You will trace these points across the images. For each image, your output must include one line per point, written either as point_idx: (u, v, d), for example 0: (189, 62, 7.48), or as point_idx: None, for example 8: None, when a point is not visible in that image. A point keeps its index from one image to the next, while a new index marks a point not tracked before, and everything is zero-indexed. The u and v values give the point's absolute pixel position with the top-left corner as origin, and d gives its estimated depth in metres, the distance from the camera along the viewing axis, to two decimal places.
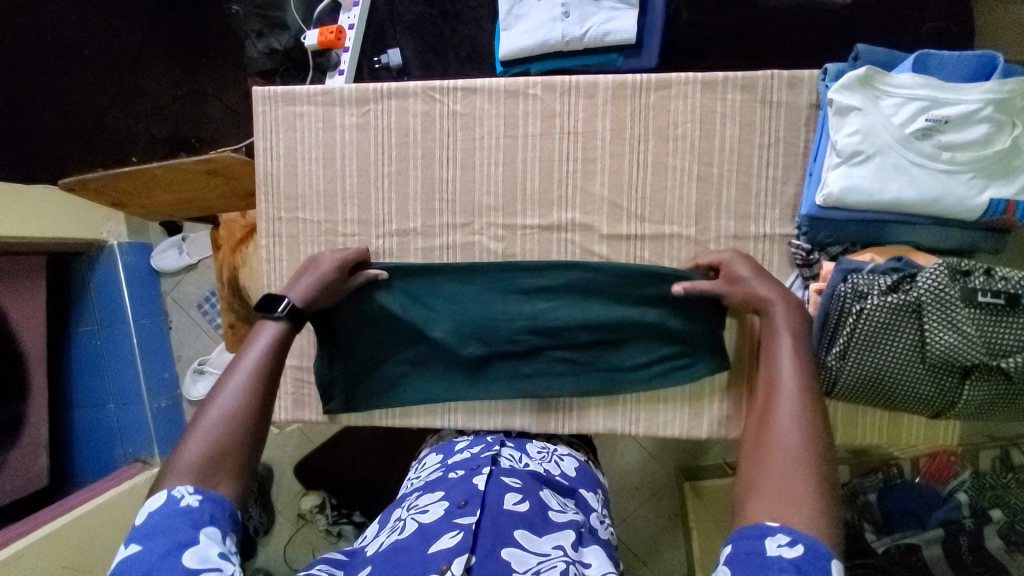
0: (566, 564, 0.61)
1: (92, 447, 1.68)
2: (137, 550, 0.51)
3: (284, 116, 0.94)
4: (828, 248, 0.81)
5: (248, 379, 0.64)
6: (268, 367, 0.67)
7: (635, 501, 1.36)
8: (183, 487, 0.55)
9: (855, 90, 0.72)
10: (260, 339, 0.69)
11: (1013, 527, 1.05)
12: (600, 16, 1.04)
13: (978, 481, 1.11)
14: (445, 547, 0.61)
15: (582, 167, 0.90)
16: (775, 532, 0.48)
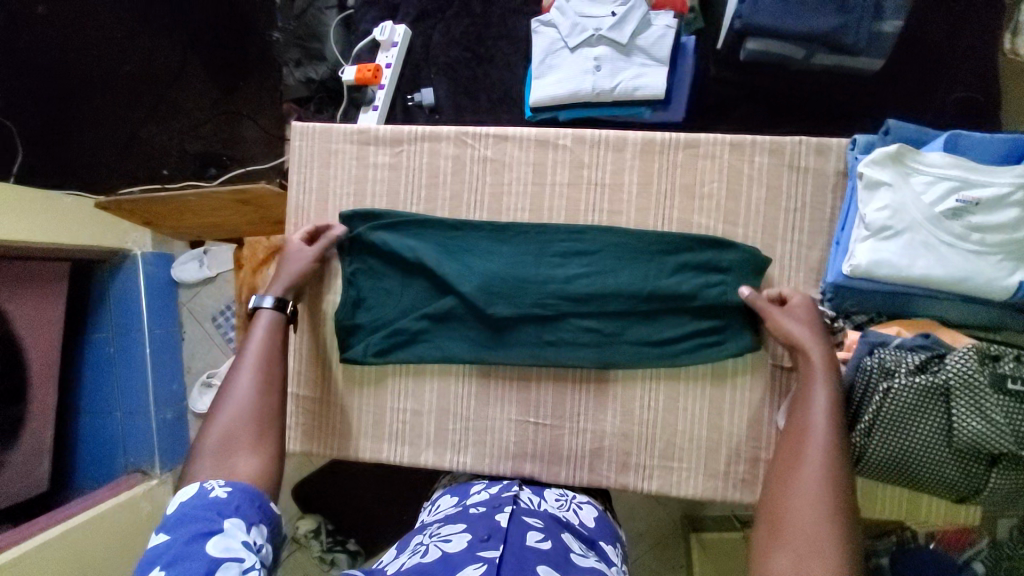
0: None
1: (93, 456, 1.69)
2: (167, 536, 0.61)
3: (319, 151, 0.96)
4: (853, 317, 0.80)
5: (257, 369, 0.78)
6: (263, 357, 0.80)
7: (639, 553, 1.32)
8: (214, 480, 0.67)
9: (885, 166, 0.72)
10: (259, 330, 0.83)
11: None
12: (631, 70, 1.07)
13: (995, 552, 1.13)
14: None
15: (607, 219, 0.91)
16: None
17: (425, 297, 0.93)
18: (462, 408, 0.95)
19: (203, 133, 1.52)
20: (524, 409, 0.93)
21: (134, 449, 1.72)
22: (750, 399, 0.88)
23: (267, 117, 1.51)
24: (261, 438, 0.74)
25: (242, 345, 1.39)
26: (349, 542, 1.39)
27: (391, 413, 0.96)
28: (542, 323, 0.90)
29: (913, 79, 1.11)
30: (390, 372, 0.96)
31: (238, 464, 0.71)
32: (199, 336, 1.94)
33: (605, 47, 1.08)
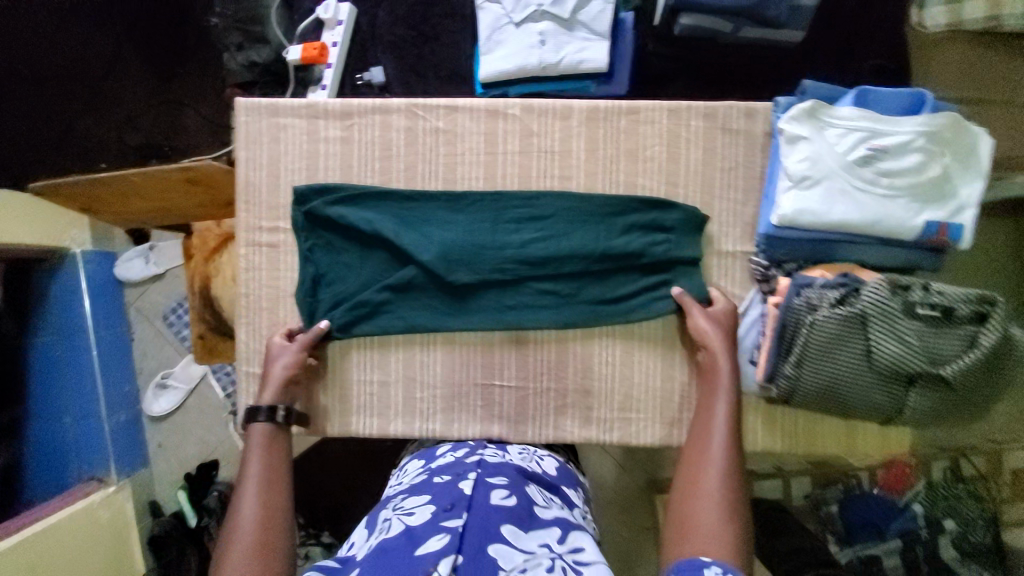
0: (552, 560, 0.67)
1: (45, 464, 1.66)
2: None
3: (267, 126, 0.95)
4: (785, 264, 0.87)
5: (262, 492, 0.76)
6: (267, 475, 0.79)
7: (610, 515, 1.38)
8: None
9: (803, 121, 0.79)
10: (256, 443, 0.81)
11: (964, 536, 1.23)
12: (574, 45, 1.11)
13: (932, 493, 1.28)
14: (431, 549, 0.64)
15: (558, 184, 0.94)
16: (710, 565, 0.61)
17: (383, 269, 0.94)
18: (426, 378, 0.96)
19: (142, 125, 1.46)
20: (488, 373, 0.96)
21: (88, 454, 1.72)
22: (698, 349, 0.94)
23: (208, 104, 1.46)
24: (272, 542, 0.71)
25: (197, 337, 1.37)
26: (321, 535, 1.35)
27: (356, 386, 0.97)
28: (499, 289, 0.93)
29: (832, 51, 1.20)
30: (354, 346, 0.96)
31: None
32: (150, 336, 1.88)
33: (549, 23, 1.11)
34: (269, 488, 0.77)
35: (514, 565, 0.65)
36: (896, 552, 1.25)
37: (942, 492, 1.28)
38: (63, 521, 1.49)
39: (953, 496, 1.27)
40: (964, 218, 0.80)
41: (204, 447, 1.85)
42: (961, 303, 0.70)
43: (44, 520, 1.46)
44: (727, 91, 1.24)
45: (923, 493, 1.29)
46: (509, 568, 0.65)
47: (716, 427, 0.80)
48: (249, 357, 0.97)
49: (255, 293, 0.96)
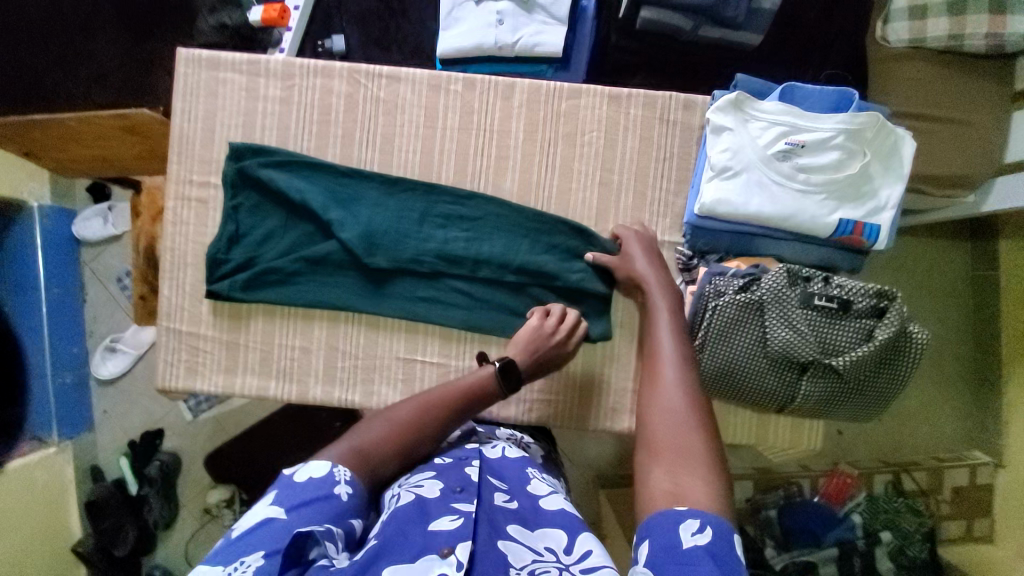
0: (560, 571, 0.60)
1: None
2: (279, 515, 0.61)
3: (206, 80, 0.94)
4: (707, 256, 0.88)
5: (423, 411, 0.78)
6: (454, 400, 0.79)
7: None
8: (343, 471, 0.67)
9: (728, 112, 0.80)
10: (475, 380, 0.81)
11: (902, 548, 1.22)
12: (532, 27, 1.10)
13: (872, 506, 1.28)
14: (445, 529, 0.62)
15: (494, 163, 0.94)
16: (686, 522, 0.53)
17: (312, 234, 0.95)
18: (349, 347, 0.96)
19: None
20: (412, 346, 0.96)
21: (31, 413, 1.73)
22: (618, 335, 0.95)
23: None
24: (389, 455, 0.74)
25: (139, 297, 1.36)
26: None
27: (279, 349, 0.96)
28: (429, 262, 0.93)
29: (791, 58, 1.22)
30: (278, 309, 0.96)
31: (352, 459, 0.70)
32: (101, 299, 1.87)
33: (508, 3, 1.10)
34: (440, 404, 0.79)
35: (523, 566, 0.61)
36: (832, 561, 1.20)
37: (882, 506, 1.29)
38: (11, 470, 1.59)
39: (893, 511, 1.28)
40: (880, 219, 0.82)
41: (149, 416, 1.88)
42: (860, 296, 0.73)
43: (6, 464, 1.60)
44: (689, 87, 1.25)
45: (864, 505, 1.28)
46: (518, 566, 0.60)
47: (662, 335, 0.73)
48: (171, 312, 0.96)
49: (181, 248, 0.95)
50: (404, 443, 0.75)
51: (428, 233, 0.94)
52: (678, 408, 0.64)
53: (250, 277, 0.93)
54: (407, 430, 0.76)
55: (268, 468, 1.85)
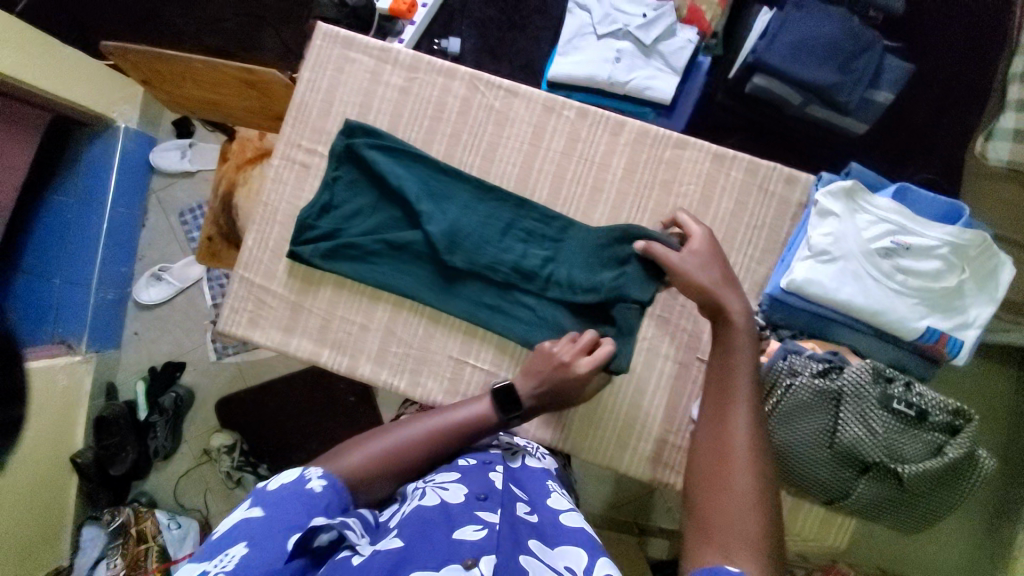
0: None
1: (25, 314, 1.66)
2: (258, 515, 0.63)
3: (337, 56, 0.99)
4: (780, 330, 0.88)
5: (422, 433, 0.81)
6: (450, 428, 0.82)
7: None
8: (311, 473, 0.70)
9: (840, 198, 0.81)
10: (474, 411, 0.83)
11: None
12: (647, 71, 1.13)
13: None
14: (468, 537, 0.62)
15: (588, 193, 0.96)
16: None
17: (399, 221, 0.98)
18: (406, 335, 0.98)
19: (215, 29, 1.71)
20: (466, 350, 0.97)
21: (69, 320, 1.76)
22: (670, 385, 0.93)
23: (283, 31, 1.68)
24: (382, 471, 0.77)
25: (205, 237, 1.41)
26: (260, 464, 1.86)
27: (339, 321, 0.98)
28: (503, 272, 0.95)
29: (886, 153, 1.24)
30: (349, 284, 0.98)
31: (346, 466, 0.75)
32: (160, 228, 1.93)
33: (629, 44, 1.13)
34: (439, 433, 0.81)
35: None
36: None
37: None
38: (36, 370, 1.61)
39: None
40: (965, 335, 0.82)
41: (175, 348, 1.93)
42: (937, 410, 0.74)
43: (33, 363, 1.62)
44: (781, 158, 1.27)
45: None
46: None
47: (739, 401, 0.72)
48: (250, 262, 0.99)
49: (274, 206, 0.98)
50: (397, 460, 0.78)
51: (509, 246, 0.95)
52: (743, 488, 0.65)
53: (330, 246, 0.96)
54: (400, 448, 0.79)
55: (275, 426, 1.89)
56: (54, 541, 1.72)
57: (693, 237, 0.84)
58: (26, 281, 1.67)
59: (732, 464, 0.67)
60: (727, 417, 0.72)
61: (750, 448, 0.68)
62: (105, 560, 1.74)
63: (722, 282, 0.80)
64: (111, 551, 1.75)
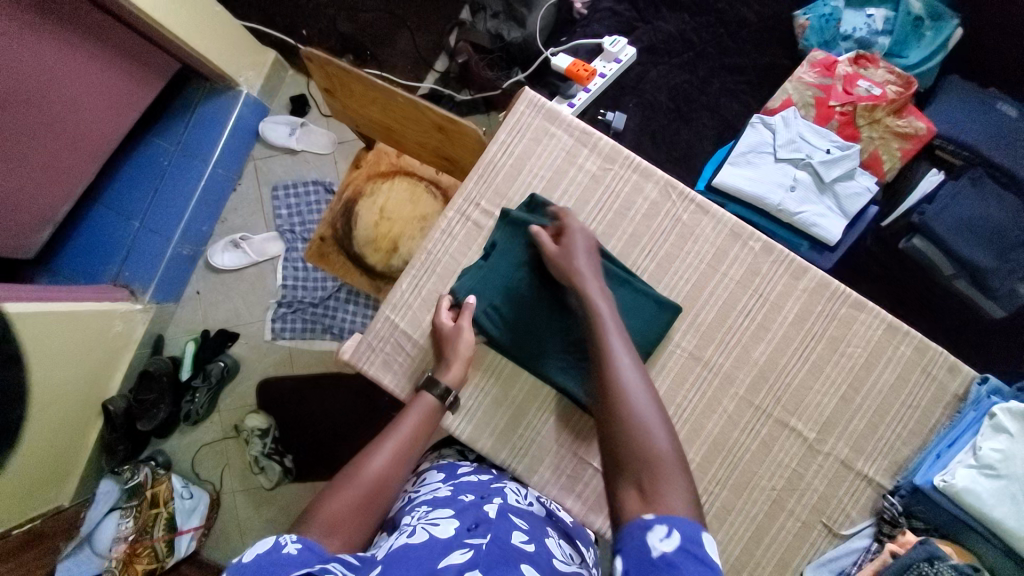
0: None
1: (89, 248, 1.71)
2: None
3: (538, 125, 0.98)
4: (913, 520, 0.88)
5: (393, 453, 0.79)
6: (411, 434, 0.82)
7: None
8: (285, 536, 0.65)
9: (1018, 419, 0.82)
10: (419, 412, 0.84)
11: None
12: (817, 207, 1.12)
13: None
14: (454, 562, 0.66)
15: (753, 330, 0.94)
16: (654, 527, 0.57)
17: (566, 309, 0.91)
18: (538, 420, 0.96)
19: (359, 19, 1.81)
20: (589, 451, 0.95)
21: (138, 265, 1.74)
22: (789, 543, 0.92)
23: (424, 37, 1.78)
24: (363, 507, 0.74)
25: (318, 236, 1.40)
26: (283, 457, 1.80)
27: (472, 388, 0.97)
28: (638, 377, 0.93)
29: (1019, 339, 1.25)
30: (491, 355, 0.97)
31: (325, 515, 0.71)
32: (249, 195, 1.90)
33: (808, 175, 1.13)
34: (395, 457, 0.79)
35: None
36: None
37: None
38: (84, 312, 1.56)
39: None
40: None
41: (233, 316, 1.89)
42: None
43: (98, 303, 1.62)
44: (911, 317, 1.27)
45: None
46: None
47: (616, 348, 0.72)
48: (398, 305, 0.98)
49: (437, 257, 0.98)
50: (372, 487, 0.75)
51: (657, 359, 0.95)
52: (645, 415, 0.66)
53: (506, 318, 0.91)
54: (371, 474, 0.76)
55: (307, 423, 1.84)
56: (64, 478, 1.63)
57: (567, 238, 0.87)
58: (104, 214, 1.72)
59: (631, 413, 0.67)
60: (604, 351, 0.73)
61: (636, 373, 0.70)
62: (116, 514, 1.67)
63: (590, 267, 0.82)
64: (123, 507, 1.68)
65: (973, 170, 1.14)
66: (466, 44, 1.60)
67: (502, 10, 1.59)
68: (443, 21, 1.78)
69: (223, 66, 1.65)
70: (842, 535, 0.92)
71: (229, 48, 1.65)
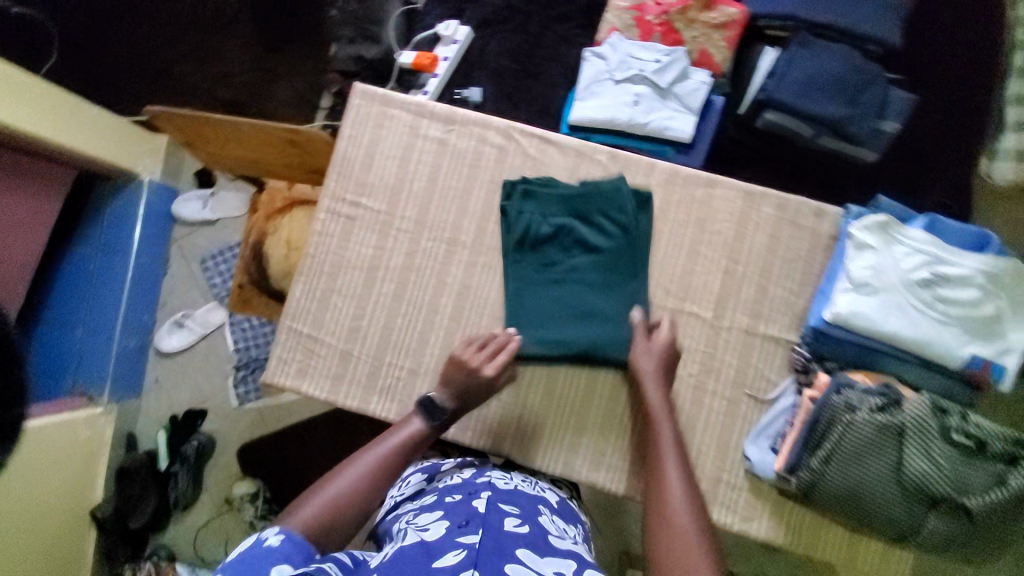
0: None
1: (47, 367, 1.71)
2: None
3: (376, 112, 1.04)
4: (825, 362, 0.90)
5: (376, 465, 0.82)
6: (398, 449, 0.85)
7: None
8: (267, 531, 0.69)
9: (874, 232, 0.85)
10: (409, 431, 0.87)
11: None
12: (663, 113, 1.19)
13: None
14: (448, 564, 0.67)
15: (625, 235, 1.00)
16: None
17: (581, 278, 0.97)
18: None
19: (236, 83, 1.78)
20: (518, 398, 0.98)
21: (90, 369, 1.75)
22: (722, 421, 0.94)
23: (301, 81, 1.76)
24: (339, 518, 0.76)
25: (237, 285, 1.43)
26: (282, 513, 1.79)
27: (387, 368, 0.98)
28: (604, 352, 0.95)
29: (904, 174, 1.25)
30: (394, 335, 0.98)
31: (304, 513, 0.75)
32: (182, 276, 1.94)
33: (647, 87, 1.20)
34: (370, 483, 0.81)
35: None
36: None
37: None
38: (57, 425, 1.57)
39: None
40: (1006, 361, 0.83)
41: (197, 394, 1.90)
42: (997, 439, 0.73)
43: (62, 414, 1.61)
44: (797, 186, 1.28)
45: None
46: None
47: (665, 436, 0.85)
48: (297, 312, 0.99)
49: (320, 257, 1.00)
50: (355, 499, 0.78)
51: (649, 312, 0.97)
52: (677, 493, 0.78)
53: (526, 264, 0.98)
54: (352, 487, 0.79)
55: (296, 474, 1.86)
56: None
57: (656, 335, 0.93)
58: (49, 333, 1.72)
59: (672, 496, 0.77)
60: (656, 436, 0.85)
61: (673, 453, 0.83)
62: None
63: (650, 363, 0.91)
64: None
65: (797, 36, 1.20)
66: (336, 76, 1.67)
67: (356, 34, 1.60)
68: (317, 63, 1.74)
69: (118, 160, 1.70)
70: (769, 401, 0.94)
71: (120, 141, 1.71)
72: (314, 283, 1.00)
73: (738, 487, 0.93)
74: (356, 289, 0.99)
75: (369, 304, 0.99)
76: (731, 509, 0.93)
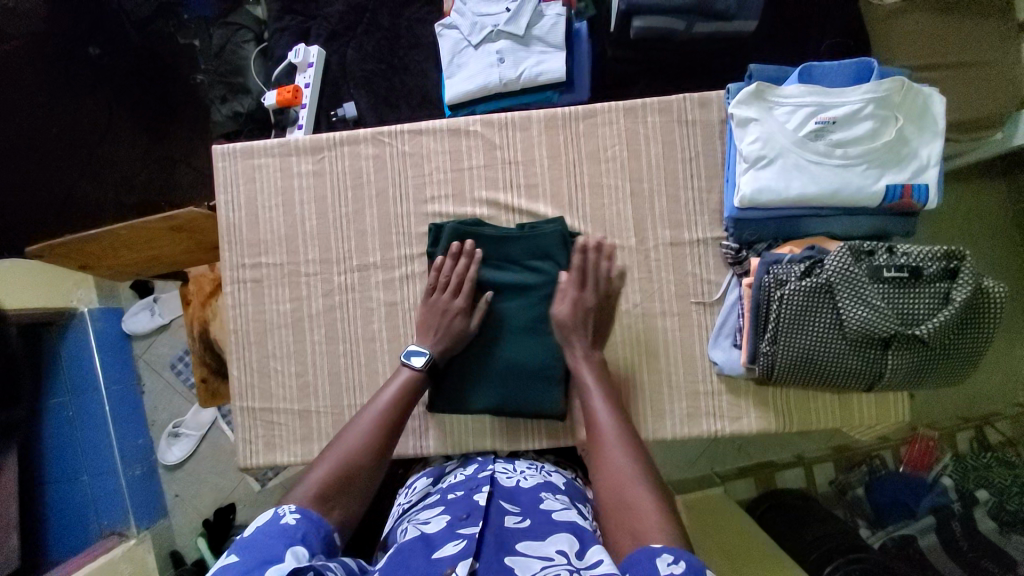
0: (571, 573, 0.55)
1: (66, 524, 1.48)
2: (234, 559, 0.55)
3: (242, 168, 1.01)
4: (755, 245, 0.89)
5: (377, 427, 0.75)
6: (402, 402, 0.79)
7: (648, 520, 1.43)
8: (286, 505, 0.62)
9: (750, 104, 0.82)
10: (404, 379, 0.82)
11: (1002, 506, 1.13)
12: (532, 59, 1.15)
13: (961, 465, 1.24)
14: (448, 554, 0.58)
15: (525, 192, 0.98)
16: (662, 554, 0.54)
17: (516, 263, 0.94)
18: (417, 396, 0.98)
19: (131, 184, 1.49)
20: None
21: (107, 509, 1.57)
22: (679, 339, 0.94)
23: (200, 156, 1.51)
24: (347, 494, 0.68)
25: (200, 380, 1.34)
26: None
27: (349, 410, 0.97)
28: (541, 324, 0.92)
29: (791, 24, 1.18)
30: (342, 372, 0.97)
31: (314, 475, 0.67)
32: (159, 389, 1.76)
33: (505, 42, 1.15)
34: (379, 432, 0.75)
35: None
36: (931, 531, 1.15)
37: (971, 463, 1.24)
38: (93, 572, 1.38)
39: (983, 467, 1.22)
40: (926, 178, 0.80)
41: (218, 492, 1.71)
42: (927, 261, 0.71)
43: (98, 559, 1.43)
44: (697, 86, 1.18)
45: (951, 465, 1.25)
46: None
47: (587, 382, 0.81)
48: (243, 392, 0.99)
49: (242, 328, 1.00)
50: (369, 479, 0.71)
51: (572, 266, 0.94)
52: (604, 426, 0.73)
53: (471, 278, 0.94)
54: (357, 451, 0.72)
55: None
56: None
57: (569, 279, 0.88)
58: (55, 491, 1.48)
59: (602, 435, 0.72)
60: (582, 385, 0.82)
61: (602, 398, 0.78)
62: None
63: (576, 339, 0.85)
64: None
65: None
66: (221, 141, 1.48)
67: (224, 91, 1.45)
68: (205, 134, 1.51)
69: (52, 304, 1.50)
70: (718, 301, 0.94)
71: (50, 282, 1.51)
72: (251, 357, 0.99)
73: (717, 394, 0.93)
74: (290, 348, 0.99)
75: (308, 357, 0.98)
76: (718, 416, 0.93)
